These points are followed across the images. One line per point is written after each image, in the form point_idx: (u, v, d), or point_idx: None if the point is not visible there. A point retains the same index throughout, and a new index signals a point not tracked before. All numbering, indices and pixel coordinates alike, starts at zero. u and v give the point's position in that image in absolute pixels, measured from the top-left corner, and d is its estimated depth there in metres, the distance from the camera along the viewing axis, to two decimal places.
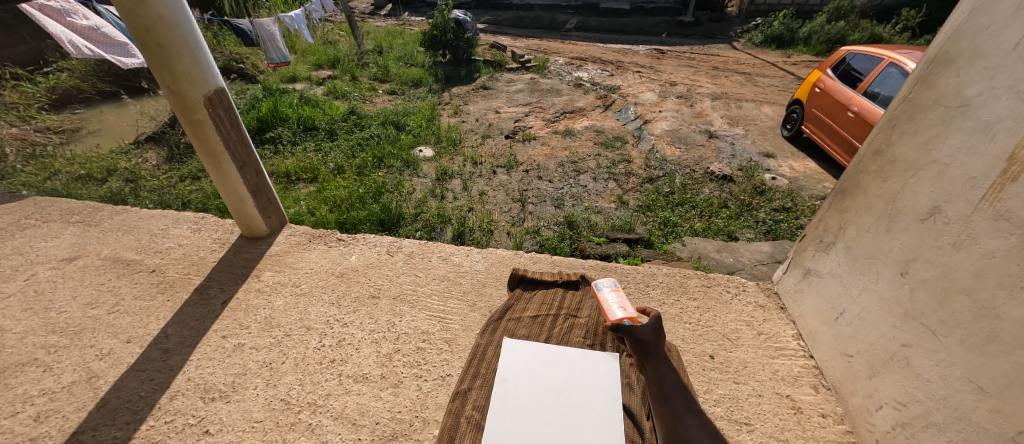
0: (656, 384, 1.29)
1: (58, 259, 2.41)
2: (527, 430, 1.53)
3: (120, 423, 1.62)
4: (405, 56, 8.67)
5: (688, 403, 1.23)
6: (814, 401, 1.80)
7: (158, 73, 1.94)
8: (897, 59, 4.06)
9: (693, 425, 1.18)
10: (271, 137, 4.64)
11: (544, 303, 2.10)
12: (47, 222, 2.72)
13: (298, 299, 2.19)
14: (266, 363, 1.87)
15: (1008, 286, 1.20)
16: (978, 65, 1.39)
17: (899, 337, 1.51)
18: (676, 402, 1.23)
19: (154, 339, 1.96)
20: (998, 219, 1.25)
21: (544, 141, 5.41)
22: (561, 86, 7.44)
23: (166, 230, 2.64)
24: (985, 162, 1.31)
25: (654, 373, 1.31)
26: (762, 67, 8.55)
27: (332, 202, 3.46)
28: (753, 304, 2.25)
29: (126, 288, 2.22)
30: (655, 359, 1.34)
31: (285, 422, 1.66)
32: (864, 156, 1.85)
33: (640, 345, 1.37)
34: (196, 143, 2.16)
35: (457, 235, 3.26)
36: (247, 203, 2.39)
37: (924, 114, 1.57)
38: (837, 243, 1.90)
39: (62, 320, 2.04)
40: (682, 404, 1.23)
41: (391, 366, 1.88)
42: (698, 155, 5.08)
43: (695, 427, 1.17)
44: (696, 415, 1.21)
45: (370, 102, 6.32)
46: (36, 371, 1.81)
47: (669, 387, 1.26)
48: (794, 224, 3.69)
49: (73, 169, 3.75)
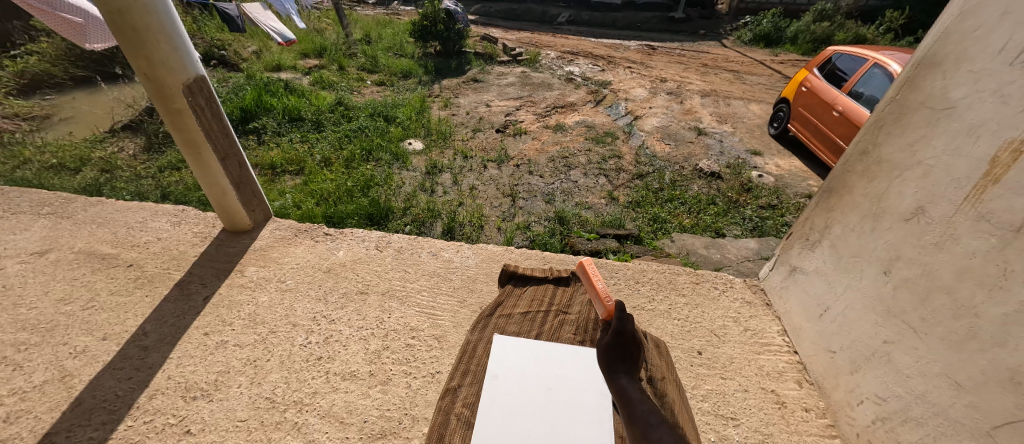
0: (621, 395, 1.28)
1: (28, 253, 2.30)
2: (517, 427, 1.55)
3: (96, 424, 1.56)
4: (394, 47, 8.52)
5: (652, 417, 1.19)
6: (797, 395, 1.84)
7: (135, 59, 1.85)
8: (881, 59, 4.14)
9: (661, 431, 1.15)
10: (255, 127, 4.52)
11: (535, 298, 2.09)
12: (17, 213, 2.60)
13: (283, 294, 2.14)
14: (250, 361, 1.82)
15: (988, 286, 1.23)
16: (963, 68, 1.41)
17: (881, 333, 1.54)
18: (644, 410, 1.22)
19: (132, 336, 1.89)
20: (979, 220, 1.28)
21: (536, 136, 5.39)
22: (552, 81, 7.41)
23: (144, 223, 2.55)
24: (968, 165, 1.34)
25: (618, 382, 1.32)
26: (751, 65, 8.65)
27: (319, 195, 3.40)
28: (740, 300, 2.28)
29: (102, 284, 2.14)
30: (621, 372, 1.36)
31: (270, 421, 1.62)
32: (850, 156, 1.87)
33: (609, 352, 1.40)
34: (174, 133, 2.08)
35: (447, 230, 3.23)
36: (229, 196, 2.32)
37: (909, 116, 1.59)
38: (822, 242, 1.94)
39: (33, 316, 1.96)
40: (646, 418, 1.19)
41: (380, 363, 1.85)
42: (687, 152, 5.13)
43: (664, 432, 1.14)
44: (661, 426, 1.16)
45: (358, 93, 6.21)
46: (5, 370, 1.73)
47: (632, 401, 1.25)
48: (780, 221, 3.75)
49: (44, 158, 3.59)
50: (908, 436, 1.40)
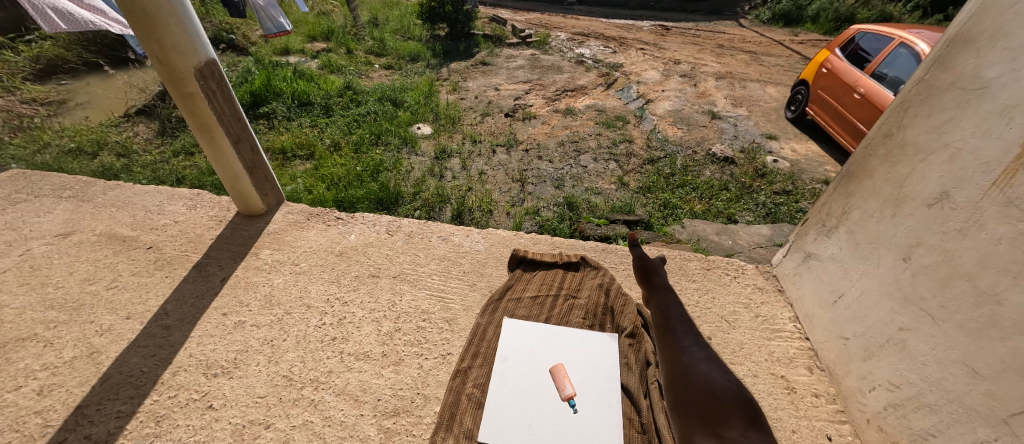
0: (663, 319, 1.54)
1: (52, 235, 2.37)
2: (527, 407, 1.64)
3: (124, 398, 1.63)
4: (401, 29, 8.42)
5: (694, 339, 1.44)
6: (808, 381, 1.83)
7: (147, 43, 1.86)
8: (908, 38, 3.99)
9: (698, 356, 1.37)
10: (265, 112, 4.53)
11: (544, 283, 2.13)
12: (39, 196, 2.67)
13: (297, 277, 2.18)
14: (267, 341, 1.87)
15: (1012, 273, 1.20)
16: (999, 45, 1.35)
17: (897, 320, 1.52)
18: (682, 336, 1.45)
19: (154, 315, 1.95)
20: (1007, 206, 1.24)
21: (545, 120, 5.33)
22: (562, 63, 7.28)
23: (161, 207, 2.60)
24: (999, 148, 1.29)
25: (661, 309, 1.58)
26: (768, 46, 8.39)
27: (330, 180, 3.43)
28: (751, 286, 2.27)
29: (123, 265, 2.20)
30: (663, 299, 1.63)
31: (288, 398, 1.67)
32: (873, 139, 1.82)
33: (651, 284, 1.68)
34: (188, 117, 2.10)
35: (457, 215, 3.25)
36: (243, 180, 2.35)
37: (938, 97, 1.54)
38: (839, 228, 1.90)
39: (60, 295, 2.02)
40: (688, 339, 1.44)
41: (392, 344, 1.89)
42: (700, 136, 5.04)
43: (700, 358, 1.36)
44: (701, 349, 1.40)
45: (366, 76, 6.18)
46: (36, 346, 1.80)
47: (675, 322, 1.51)
48: (794, 207, 3.69)
49: (62, 142, 3.65)
50: (920, 423, 1.40)
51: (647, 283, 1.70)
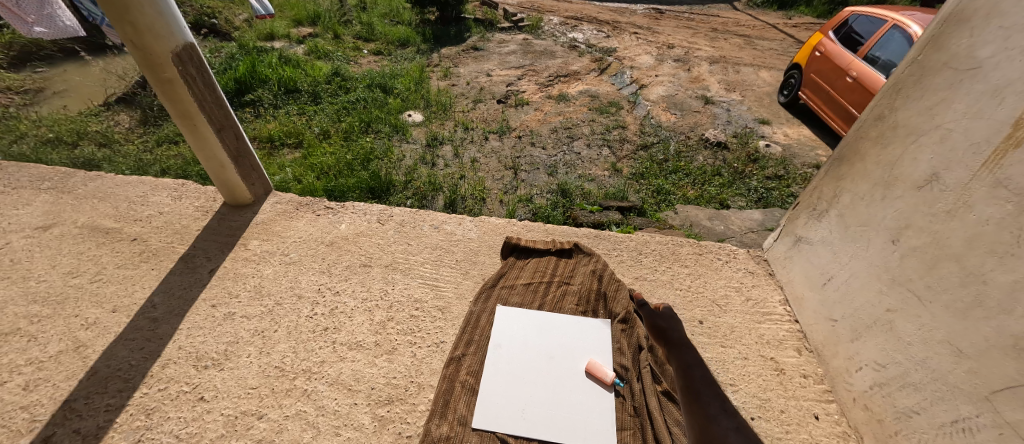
0: (686, 379, 1.47)
1: (32, 227, 2.31)
2: (520, 392, 1.66)
3: (112, 391, 1.61)
4: (390, 14, 8.22)
5: (721, 404, 1.36)
6: (796, 362, 1.86)
7: (120, 26, 1.78)
8: (901, 20, 3.97)
9: (728, 426, 1.29)
10: (251, 100, 4.42)
11: (538, 270, 2.13)
12: (17, 188, 2.59)
13: (287, 267, 2.16)
14: (258, 331, 1.85)
15: (999, 253, 1.21)
16: (993, 24, 1.34)
17: (884, 302, 1.54)
18: (708, 402, 1.37)
19: (141, 308, 1.92)
20: (996, 187, 1.25)
21: (538, 107, 5.26)
22: (555, 48, 7.17)
23: (144, 198, 2.54)
24: (990, 128, 1.29)
25: (681, 365, 1.53)
26: (762, 29, 8.34)
27: (319, 169, 3.37)
28: (743, 271, 2.28)
29: (108, 257, 2.16)
30: (683, 355, 1.56)
31: (280, 388, 1.66)
32: (864, 122, 1.82)
33: (667, 341, 1.63)
34: (168, 104, 2.03)
35: (449, 204, 3.22)
36: (228, 169, 2.30)
37: (931, 78, 1.53)
38: (829, 211, 1.91)
39: (43, 289, 1.98)
40: (715, 405, 1.35)
41: (385, 333, 1.88)
42: (693, 122, 5.02)
43: (732, 428, 1.27)
44: (731, 418, 1.31)
45: (355, 63, 6.04)
46: (20, 341, 1.77)
47: (698, 384, 1.44)
48: (786, 192, 3.71)
49: (40, 132, 3.54)
50: (905, 401, 1.42)
51: (663, 339, 1.66)
